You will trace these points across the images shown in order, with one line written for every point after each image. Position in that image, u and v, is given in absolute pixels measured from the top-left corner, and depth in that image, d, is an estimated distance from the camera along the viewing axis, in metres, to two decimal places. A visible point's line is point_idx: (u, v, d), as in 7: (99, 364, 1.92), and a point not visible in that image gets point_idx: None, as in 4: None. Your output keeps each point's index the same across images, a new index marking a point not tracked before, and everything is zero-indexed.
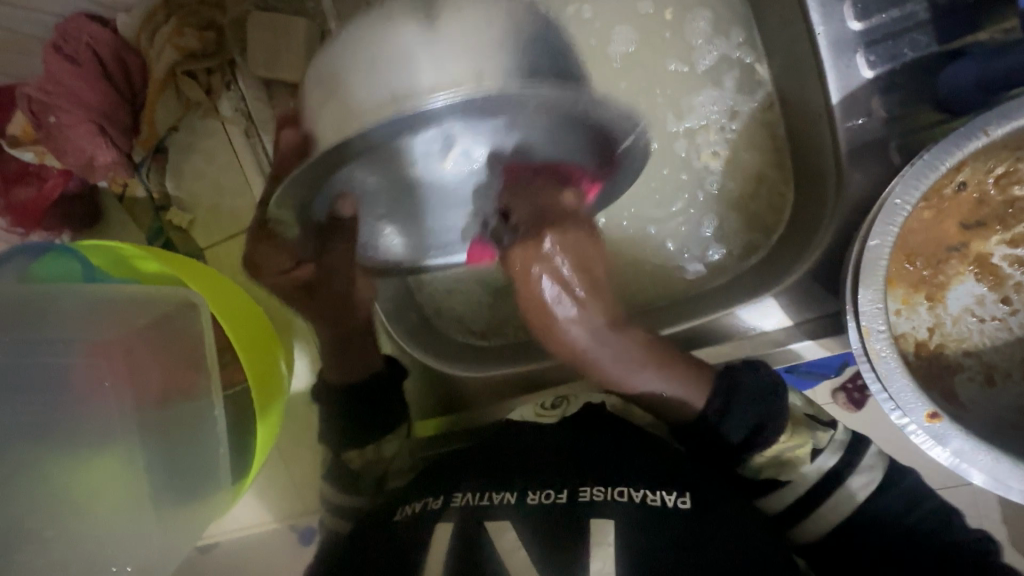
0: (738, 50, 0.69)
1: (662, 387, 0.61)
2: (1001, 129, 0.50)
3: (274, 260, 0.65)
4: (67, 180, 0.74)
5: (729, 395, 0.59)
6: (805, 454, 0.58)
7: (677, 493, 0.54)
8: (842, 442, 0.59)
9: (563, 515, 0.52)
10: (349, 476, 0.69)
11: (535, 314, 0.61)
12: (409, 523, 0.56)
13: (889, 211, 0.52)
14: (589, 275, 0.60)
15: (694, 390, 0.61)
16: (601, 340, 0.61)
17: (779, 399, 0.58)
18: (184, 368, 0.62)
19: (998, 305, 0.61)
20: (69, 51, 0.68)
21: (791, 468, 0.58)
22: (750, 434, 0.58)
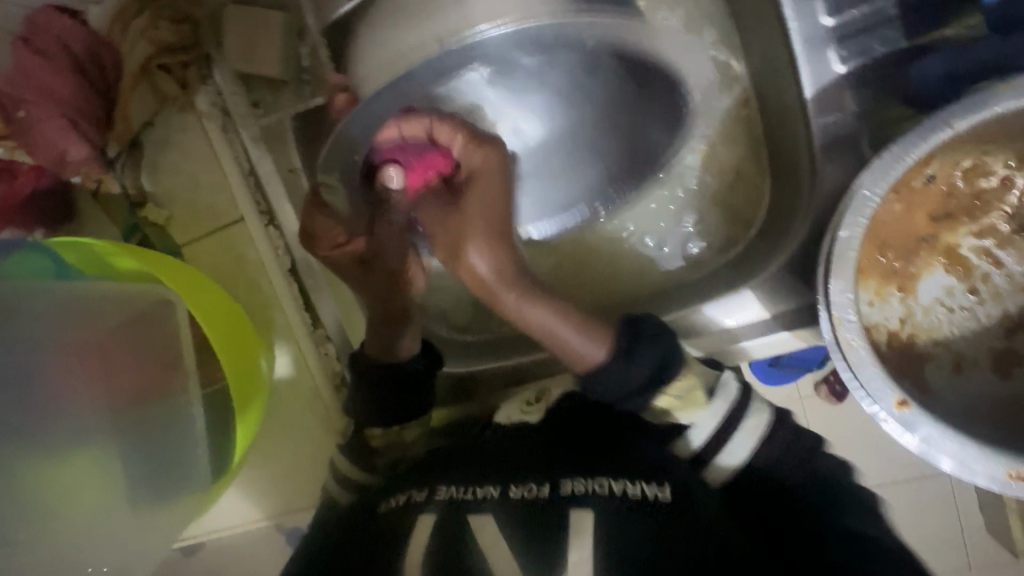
0: (712, 46, 0.70)
1: (568, 334, 0.57)
2: (966, 121, 0.51)
3: (328, 234, 0.69)
4: (39, 177, 0.71)
5: (633, 338, 0.58)
6: (702, 397, 0.58)
7: (657, 483, 0.53)
8: (735, 389, 0.59)
9: (544, 506, 0.52)
10: (364, 449, 0.69)
11: (447, 234, 0.57)
12: (392, 514, 0.56)
13: (859, 204, 0.53)
14: (495, 212, 0.57)
15: (592, 343, 0.58)
16: (502, 281, 0.56)
17: (668, 339, 0.58)
18: (161, 365, 0.64)
19: (966, 295, 0.63)
20: (39, 45, 0.67)
21: (689, 407, 0.58)
22: (652, 374, 0.57)
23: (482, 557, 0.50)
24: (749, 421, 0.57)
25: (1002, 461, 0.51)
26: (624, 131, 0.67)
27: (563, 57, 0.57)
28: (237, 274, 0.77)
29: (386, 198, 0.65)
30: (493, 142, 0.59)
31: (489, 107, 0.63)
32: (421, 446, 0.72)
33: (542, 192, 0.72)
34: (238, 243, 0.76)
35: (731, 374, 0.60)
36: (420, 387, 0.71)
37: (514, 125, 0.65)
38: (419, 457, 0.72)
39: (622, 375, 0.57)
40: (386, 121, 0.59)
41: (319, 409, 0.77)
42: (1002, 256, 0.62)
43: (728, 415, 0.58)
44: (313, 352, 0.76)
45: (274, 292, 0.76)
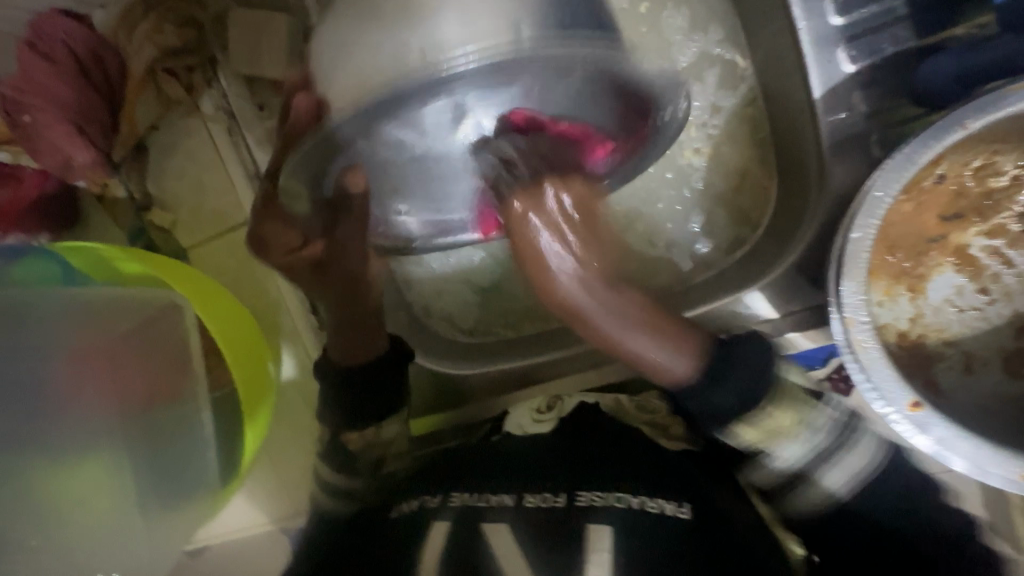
0: (718, 46, 0.70)
1: (656, 351, 0.58)
2: (978, 121, 0.51)
3: (282, 239, 0.63)
4: (43, 181, 0.71)
5: (722, 359, 0.58)
6: (792, 430, 0.58)
7: (678, 501, 0.54)
8: (822, 426, 0.58)
9: (560, 518, 0.52)
10: (344, 456, 0.67)
11: (526, 262, 0.57)
12: (403, 518, 0.56)
13: (870, 205, 0.53)
14: (600, 254, 0.58)
15: (683, 362, 0.58)
16: (589, 290, 0.56)
17: (763, 364, 0.58)
18: (170, 371, 0.64)
19: (976, 295, 0.63)
20: (44, 49, 0.66)
21: (776, 440, 0.58)
22: (740, 401, 0.57)
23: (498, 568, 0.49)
24: (846, 458, 0.59)
25: (1016, 461, 0.51)
26: (619, 123, 0.60)
27: (539, 78, 0.51)
28: (244, 278, 0.77)
29: (345, 199, 0.59)
30: (568, 172, 0.57)
31: (439, 126, 0.54)
32: (402, 441, 0.71)
33: (461, 188, 0.63)
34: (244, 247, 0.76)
35: (824, 414, 0.59)
36: (388, 381, 0.69)
37: (476, 121, 0.54)
38: (403, 451, 0.71)
39: (707, 397, 0.57)
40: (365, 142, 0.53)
41: None
42: (1011, 255, 0.62)
43: (819, 450, 0.58)
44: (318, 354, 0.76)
45: (280, 296, 0.76)
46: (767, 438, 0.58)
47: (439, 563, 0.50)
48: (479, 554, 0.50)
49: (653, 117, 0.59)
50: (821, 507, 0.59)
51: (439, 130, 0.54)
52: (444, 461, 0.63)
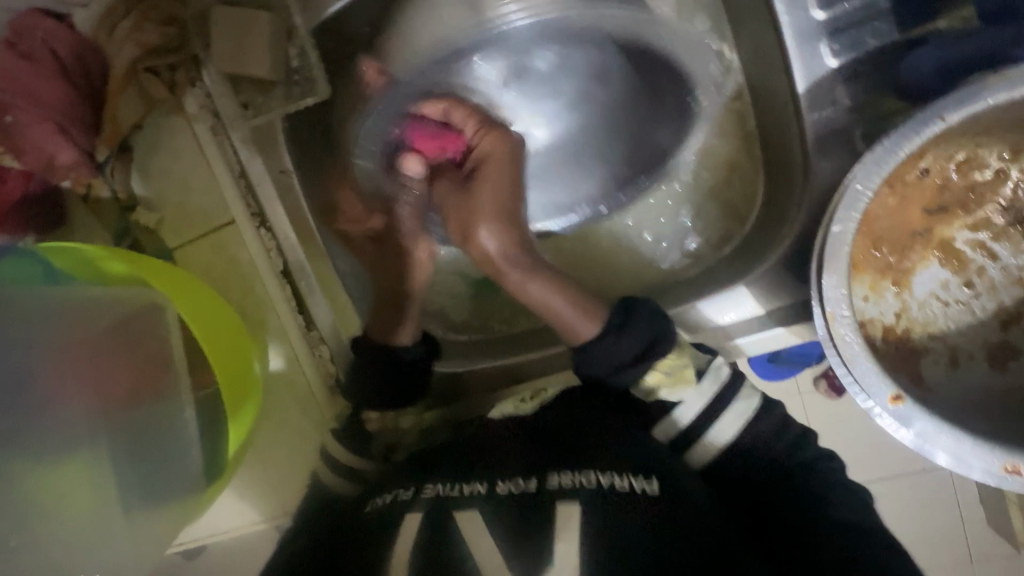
0: (705, 37, 0.69)
1: (568, 311, 0.63)
2: (958, 113, 0.51)
3: (349, 212, 0.74)
4: (28, 181, 0.71)
5: (625, 313, 0.63)
6: (691, 378, 0.61)
7: (644, 477, 0.54)
8: (725, 374, 0.63)
9: (533, 500, 0.52)
10: (360, 438, 0.76)
11: (458, 200, 0.67)
12: (377, 512, 0.55)
13: (851, 198, 0.52)
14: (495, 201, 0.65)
15: (590, 322, 0.63)
16: (508, 260, 0.65)
17: (663, 321, 0.62)
18: (151, 367, 0.64)
19: (962, 288, 0.62)
20: (25, 48, 0.66)
21: (679, 386, 0.61)
22: (640, 353, 0.61)
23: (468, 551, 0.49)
24: (737, 404, 0.62)
25: (998, 454, 0.51)
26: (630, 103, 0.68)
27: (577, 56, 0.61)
28: (230, 277, 0.76)
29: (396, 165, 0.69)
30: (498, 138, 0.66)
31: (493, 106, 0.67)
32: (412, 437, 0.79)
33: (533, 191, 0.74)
34: (230, 245, 0.76)
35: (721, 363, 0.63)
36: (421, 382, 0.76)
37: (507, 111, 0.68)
38: (408, 447, 0.79)
39: (613, 351, 0.61)
40: (414, 80, 0.61)
41: (312, 411, 0.77)
42: (997, 249, 0.61)
43: (716, 393, 0.62)
44: (306, 353, 0.76)
45: (266, 295, 0.76)
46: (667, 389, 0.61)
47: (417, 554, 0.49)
48: (452, 543, 0.49)
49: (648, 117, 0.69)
50: (719, 455, 0.62)
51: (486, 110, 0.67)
52: (423, 454, 0.63)
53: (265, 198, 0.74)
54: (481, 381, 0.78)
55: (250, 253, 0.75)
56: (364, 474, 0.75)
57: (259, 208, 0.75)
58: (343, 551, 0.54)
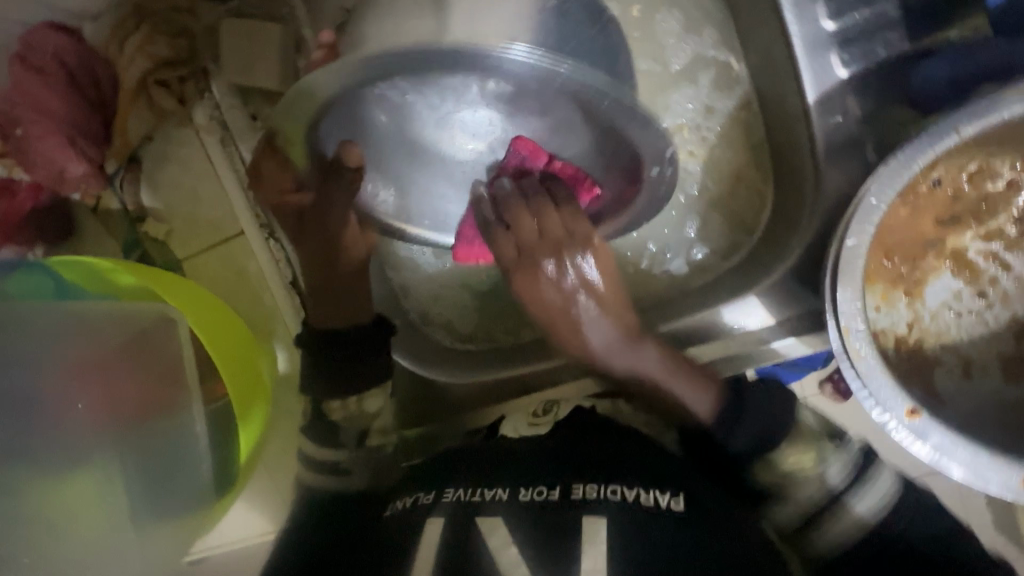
0: (713, 48, 0.69)
1: (679, 391, 0.63)
2: (972, 127, 0.50)
3: (279, 180, 0.63)
4: (38, 194, 0.71)
5: (740, 396, 0.61)
6: (815, 467, 0.58)
7: (669, 493, 0.54)
8: (853, 456, 0.59)
9: (557, 513, 0.52)
10: (329, 429, 0.67)
11: (545, 316, 0.66)
12: (397, 519, 0.56)
13: (865, 211, 0.52)
14: (534, 251, 0.64)
15: (704, 394, 0.62)
16: (583, 311, 0.65)
17: (781, 402, 0.61)
18: (163, 384, 0.63)
19: (974, 298, 0.62)
20: (36, 63, 0.66)
21: (801, 479, 0.58)
22: (759, 436, 0.59)
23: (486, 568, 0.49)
24: (870, 485, 0.57)
25: (1016, 468, 0.51)
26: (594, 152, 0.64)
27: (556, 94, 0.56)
28: (239, 288, 0.76)
29: (341, 157, 0.63)
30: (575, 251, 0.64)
31: (456, 129, 0.64)
32: (387, 414, 0.70)
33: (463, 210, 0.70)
34: (239, 256, 0.76)
35: (853, 446, 0.60)
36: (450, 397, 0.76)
37: (464, 127, 0.63)
38: (386, 426, 0.70)
39: (728, 432, 0.60)
40: (383, 92, 0.57)
41: None
42: (1009, 259, 0.61)
43: (846, 482, 0.58)
44: None
45: (275, 305, 0.76)
46: (786, 479, 0.58)
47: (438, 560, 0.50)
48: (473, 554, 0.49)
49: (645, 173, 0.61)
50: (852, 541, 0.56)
51: (438, 125, 0.63)
52: (441, 460, 0.63)
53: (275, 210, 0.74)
54: (474, 395, 0.77)
55: (259, 263, 0.75)
56: (344, 464, 0.66)
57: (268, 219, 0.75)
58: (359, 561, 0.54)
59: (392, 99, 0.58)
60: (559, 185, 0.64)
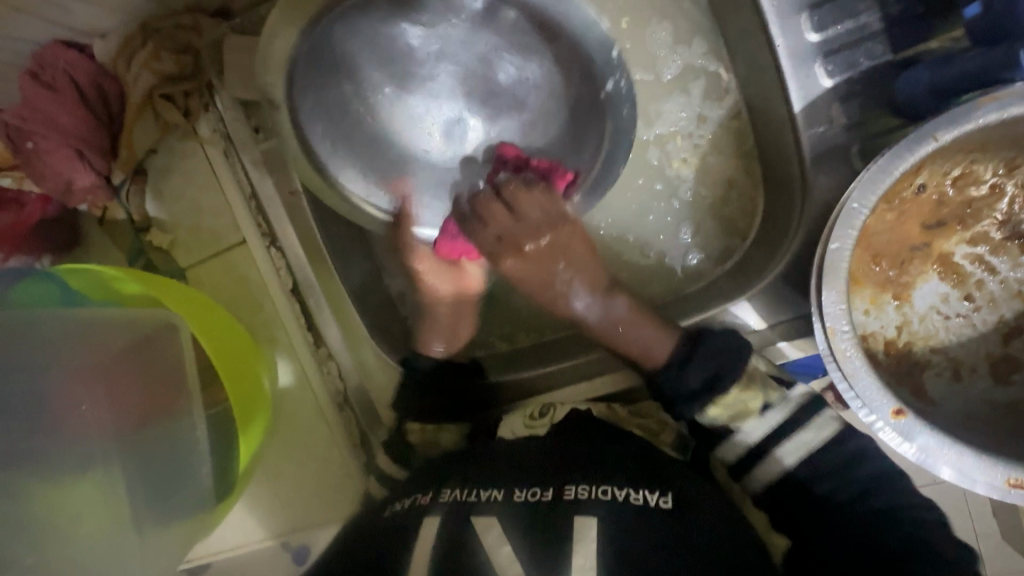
0: (702, 58, 0.71)
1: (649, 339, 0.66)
2: (950, 133, 0.52)
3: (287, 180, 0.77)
4: (46, 205, 0.73)
5: (695, 344, 0.64)
6: (756, 409, 0.63)
7: (659, 492, 0.55)
8: (796, 401, 0.63)
9: (550, 511, 0.53)
10: (407, 447, 0.72)
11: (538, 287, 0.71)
12: (395, 520, 0.57)
13: (848, 215, 0.54)
14: (515, 236, 0.70)
15: (668, 345, 0.65)
16: (558, 279, 0.70)
17: (732, 352, 0.62)
18: (166, 388, 0.65)
19: (962, 301, 0.63)
20: (46, 78, 0.68)
21: (744, 417, 0.63)
22: (705, 384, 0.63)
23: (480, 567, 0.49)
24: (803, 429, 0.62)
25: (1002, 468, 0.51)
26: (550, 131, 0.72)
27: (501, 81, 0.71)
28: (240, 295, 0.78)
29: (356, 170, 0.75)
30: (555, 222, 0.70)
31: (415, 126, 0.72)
32: (459, 455, 0.72)
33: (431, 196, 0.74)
34: (240, 264, 0.77)
35: (800, 392, 0.64)
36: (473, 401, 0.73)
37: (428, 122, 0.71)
38: (458, 467, 0.71)
39: (678, 379, 0.64)
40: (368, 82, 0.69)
41: (320, 427, 0.78)
42: (995, 262, 0.62)
43: (780, 425, 0.62)
44: (315, 370, 0.77)
45: (276, 312, 0.78)
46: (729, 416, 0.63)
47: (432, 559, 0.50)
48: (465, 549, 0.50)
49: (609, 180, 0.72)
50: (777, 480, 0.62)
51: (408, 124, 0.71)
52: (437, 463, 0.64)
53: (276, 219, 0.77)
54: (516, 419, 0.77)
55: (260, 270, 0.77)
56: (408, 485, 0.71)
57: (269, 228, 0.77)
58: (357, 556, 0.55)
59: (380, 90, 0.70)
60: (532, 176, 0.71)
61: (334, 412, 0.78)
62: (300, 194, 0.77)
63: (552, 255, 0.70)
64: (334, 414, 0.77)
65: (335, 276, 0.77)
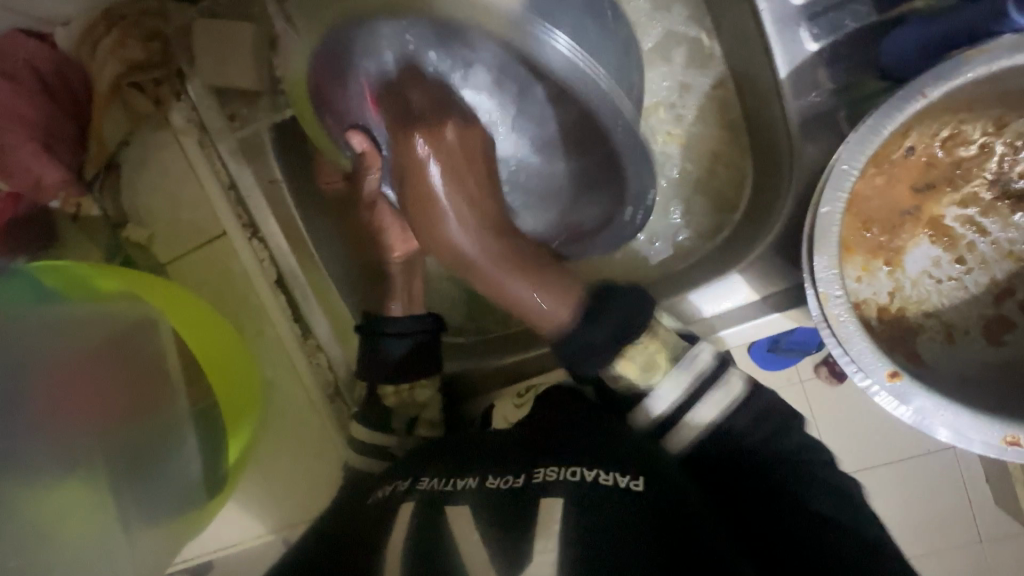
0: (684, 26, 0.70)
1: (541, 306, 0.62)
2: (939, 89, 0.51)
3: (279, 203, 0.76)
4: (16, 203, 0.70)
5: (603, 300, 0.62)
6: (667, 365, 0.61)
7: (631, 474, 0.53)
8: (704, 363, 0.61)
9: (517, 496, 0.51)
10: (382, 414, 0.71)
11: (418, 211, 0.61)
12: (381, 503, 0.56)
13: (837, 178, 0.53)
14: (451, 160, 0.59)
15: (565, 308, 0.62)
16: (490, 259, 0.62)
17: (637, 296, 0.62)
18: (145, 384, 0.65)
19: (954, 265, 0.63)
20: (7, 69, 0.66)
21: (654, 374, 0.61)
22: (612, 335, 0.61)
23: (455, 545, 0.49)
24: (714, 392, 0.60)
25: (997, 427, 0.52)
26: (608, 171, 0.62)
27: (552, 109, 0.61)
28: (223, 288, 0.76)
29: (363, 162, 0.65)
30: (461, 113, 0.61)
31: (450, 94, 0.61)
32: (435, 407, 0.73)
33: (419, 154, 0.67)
34: (222, 257, 0.76)
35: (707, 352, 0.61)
36: (429, 355, 0.72)
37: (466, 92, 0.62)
38: (434, 418, 0.74)
39: (586, 330, 0.61)
40: (407, 28, 0.55)
41: (312, 418, 0.77)
42: (986, 223, 0.62)
43: (690, 387, 0.60)
44: (304, 363, 0.76)
45: (261, 305, 0.76)
46: (633, 379, 0.61)
47: (406, 542, 0.50)
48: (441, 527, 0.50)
49: (619, 214, 0.65)
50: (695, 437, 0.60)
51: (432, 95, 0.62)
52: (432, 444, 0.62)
53: (256, 208, 0.75)
54: (478, 382, 0.78)
55: (242, 263, 0.76)
56: (391, 449, 0.71)
57: (250, 219, 0.76)
58: (342, 540, 0.55)
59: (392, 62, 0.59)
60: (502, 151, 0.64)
61: (331, 412, 0.77)
62: (280, 182, 0.75)
63: (432, 198, 0.60)
64: (325, 402, 0.76)
65: (320, 267, 0.77)
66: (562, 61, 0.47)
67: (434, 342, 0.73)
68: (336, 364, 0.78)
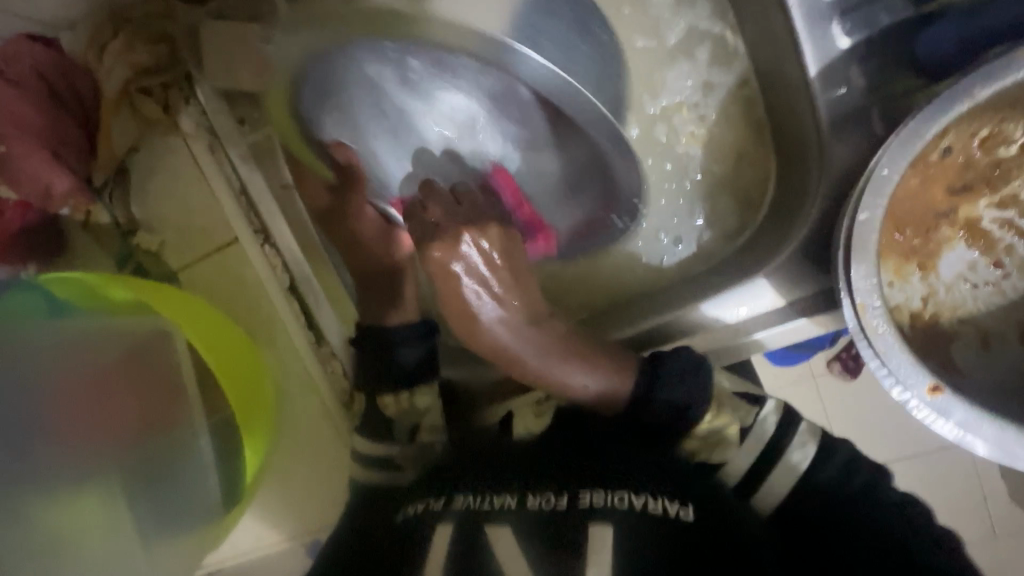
0: (707, 20, 0.67)
1: (579, 380, 0.64)
2: (986, 89, 0.49)
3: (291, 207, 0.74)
4: (26, 212, 0.68)
5: (653, 378, 0.61)
6: (733, 437, 0.60)
7: (679, 501, 0.52)
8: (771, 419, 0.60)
9: (562, 518, 0.50)
10: (384, 424, 0.69)
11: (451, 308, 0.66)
12: (411, 522, 0.55)
13: (876, 183, 0.51)
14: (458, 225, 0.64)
15: (619, 379, 0.63)
16: (520, 330, 0.65)
17: (695, 359, 0.61)
18: (161, 402, 0.63)
19: (989, 268, 0.61)
20: (13, 76, 0.63)
21: (722, 447, 0.60)
22: (681, 407, 0.60)
23: (498, 571, 0.47)
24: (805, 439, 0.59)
25: None
26: (592, 178, 0.63)
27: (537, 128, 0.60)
28: (236, 295, 0.75)
29: (351, 168, 0.66)
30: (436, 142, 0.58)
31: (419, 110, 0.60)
32: (437, 412, 0.71)
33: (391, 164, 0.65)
34: (234, 264, 0.74)
35: (773, 406, 0.61)
36: (430, 360, 0.71)
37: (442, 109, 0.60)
38: (437, 423, 0.71)
39: (645, 392, 0.61)
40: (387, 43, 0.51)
41: (327, 426, 0.76)
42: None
43: (764, 449, 0.59)
44: (319, 370, 0.75)
45: (274, 313, 0.75)
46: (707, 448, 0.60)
47: (446, 565, 0.49)
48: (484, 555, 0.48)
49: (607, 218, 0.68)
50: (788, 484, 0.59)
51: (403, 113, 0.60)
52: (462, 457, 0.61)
53: (267, 213, 0.74)
54: (491, 387, 0.77)
55: (255, 270, 0.74)
56: (396, 460, 0.69)
57: (262, 225, 0.74)
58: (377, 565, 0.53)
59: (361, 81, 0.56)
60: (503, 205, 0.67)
61: (349, 422, 0.76)
62: (292, 188, 0.74)
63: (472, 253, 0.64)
64: (341, 412, 0.75)
65: (335, 273, 0.76)
66: (543, 78, 0.49)
67: (430, 343, 0.72)
68: (352, 371, 0.76)
